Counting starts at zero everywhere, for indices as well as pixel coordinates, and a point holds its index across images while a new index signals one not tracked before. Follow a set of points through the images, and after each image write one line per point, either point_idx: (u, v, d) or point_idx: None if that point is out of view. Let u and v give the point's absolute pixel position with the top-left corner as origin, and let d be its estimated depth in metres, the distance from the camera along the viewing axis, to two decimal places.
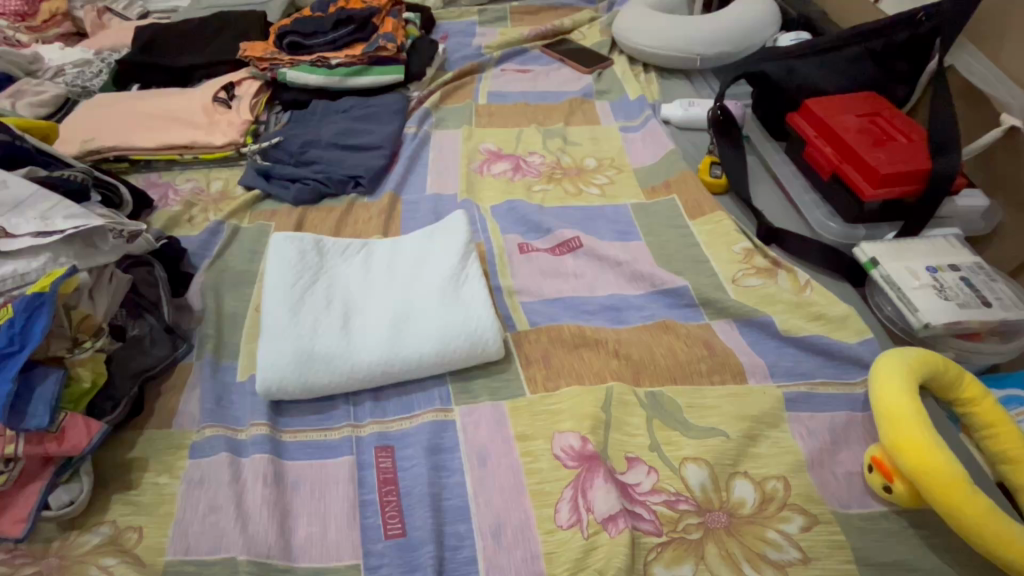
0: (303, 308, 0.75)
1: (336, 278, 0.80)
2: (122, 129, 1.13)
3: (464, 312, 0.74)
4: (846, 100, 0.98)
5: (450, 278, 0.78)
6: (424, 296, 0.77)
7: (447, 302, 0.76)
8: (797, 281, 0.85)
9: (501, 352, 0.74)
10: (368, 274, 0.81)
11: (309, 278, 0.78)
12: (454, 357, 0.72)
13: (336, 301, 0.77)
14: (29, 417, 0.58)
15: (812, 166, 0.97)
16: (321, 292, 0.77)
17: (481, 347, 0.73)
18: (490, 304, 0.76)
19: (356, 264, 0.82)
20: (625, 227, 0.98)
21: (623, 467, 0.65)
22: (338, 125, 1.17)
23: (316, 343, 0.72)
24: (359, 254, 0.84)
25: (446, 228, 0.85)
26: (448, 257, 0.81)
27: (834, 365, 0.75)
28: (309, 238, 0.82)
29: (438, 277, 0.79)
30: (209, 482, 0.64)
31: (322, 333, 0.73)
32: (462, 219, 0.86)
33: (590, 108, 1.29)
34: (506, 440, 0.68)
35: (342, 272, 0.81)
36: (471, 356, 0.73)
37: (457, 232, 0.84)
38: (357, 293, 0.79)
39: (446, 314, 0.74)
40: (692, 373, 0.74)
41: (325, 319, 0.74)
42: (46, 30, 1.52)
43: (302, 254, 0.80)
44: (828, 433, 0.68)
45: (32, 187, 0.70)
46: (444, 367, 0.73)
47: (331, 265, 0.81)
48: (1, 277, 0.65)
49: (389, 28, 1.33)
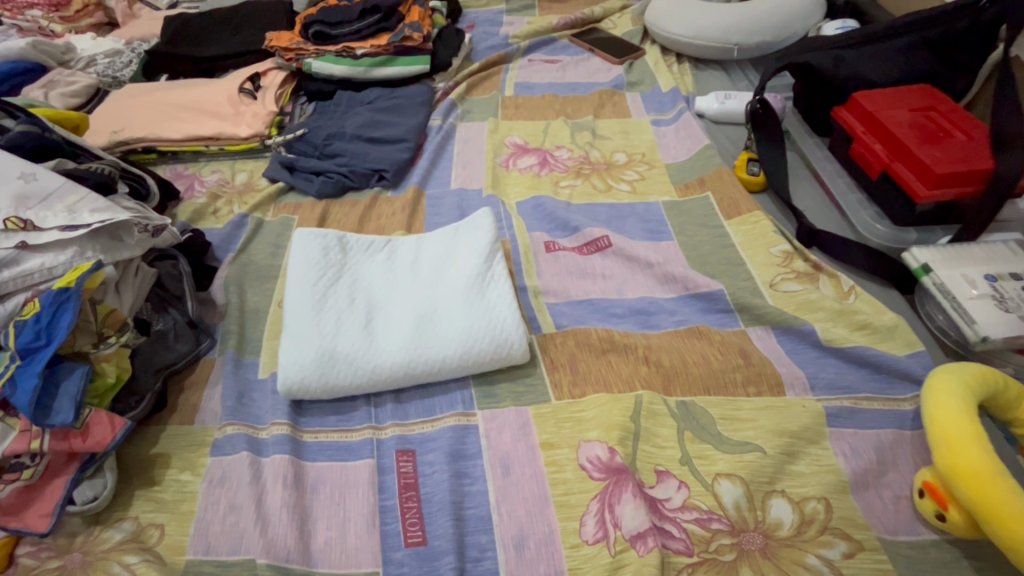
0: (325, 307, 0.73)
1: (359, 276, 0.78)
2: (149, 119, 1.13)
3: (489, 313, 0.72)
4: (897, 94, 0.92)
5: (475, 278, 0.76)
6: (448, 296, 0.75)
7: (472, 302, 0.73)
8: (840, 287, 0.80)
9: (526, 356, 0.71)
10: (391, 272, 0.80)
11: (331, 275, 0.77)
12: (477, 361, 0.70)
13: (358, 299, 0.75)
14: (55, 412, 0.57)
15: (859, 164, 0.91)
16: (343, 290, 0.76)
17: (506, 350, 0.71)
18: (516, 306, 0.74)
19: (379, 262, 0.81)
20: (655, 226, 0.94)
21: (652, 480, 0.63)
22: (363, 116, 1.15)
23: (337, 342, 0.70)
24: (383, 251, 0.82)
25: (471, 225, 0.83)
26: (473, 255, 0.78)
27: (881, 378, 0.70)
28: (332, 235, 0.81)
29: (463, 277, 0.76)
30: (229, 481, 0.64)
31: (344, 333, 0.71)
32: (487, 216, 0.83)
33: (620, 100, 1.25)
34: (530, 448, 0.66)
35: (364, 270, 0.79)
36: (495, 359, 0.71)
37: (483, 229, 0.81)
38: (380, 291, 0.77)
39: (471, 316, 0.72)
40: (725, 383, 0.70)
41: (347, 318, 0.73)
42: (79, 20, 1.53)
43: (325, 251, 0.79)
44: (873, 453, 0.63)
45: (60, 180, 0.70)
46: (468, 370, 0.71)
47: (354, 262, 0.80)
48: (28, 271, 0.63)
49: (415, 17, 1.30)
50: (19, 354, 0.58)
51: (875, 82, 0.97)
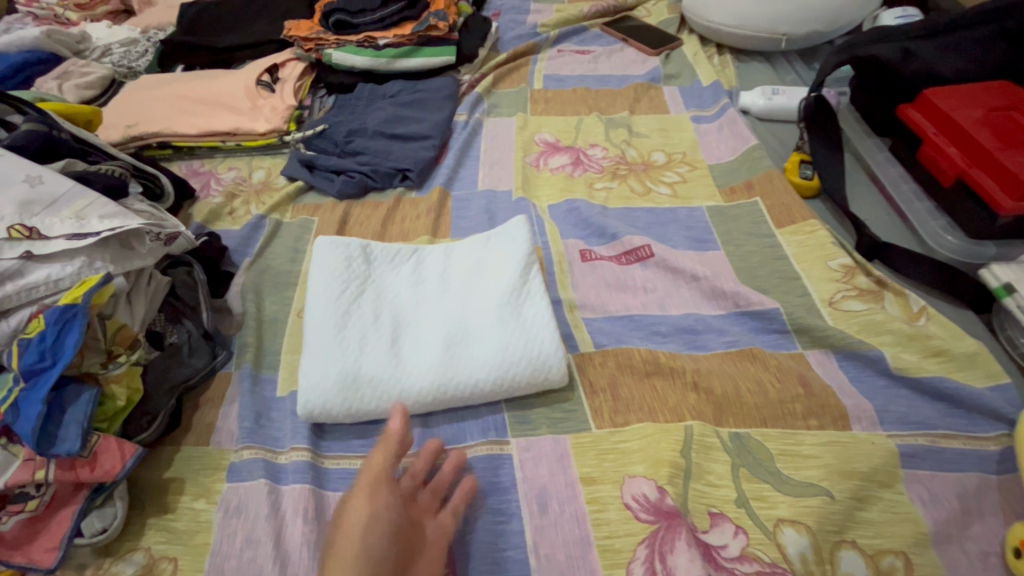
0: (348, 323, 0.68)
1: (384, 289, 0.73)
2: (165, 113, 1.08)
3: (525, 334, 0.66)
4: (974, 92, 0.83)
5: (510, 293, 0.70)
6: (480, 314, 0.69)
7: (506, 321, 0.67)
8: (909, 307, 0.73)
9: (565, 380, 0.66)
10: (418, 285, 0.74)
11: (355, 288, 0.72)
12: (512, 385, 0.65)
13: (384, 314, 0.70)
14: (60, 441, 0.53)
15: (928, 169, 0.83)
16: (367, 304, 0.70)
17: (544, 375, 0.65)
18: (554, 325, 0.68)
19: (405, 274, 0.75)
20: (699, 234, 0.87)
21: (706, 524, 0.57)
22: (386, 111, 1.09)
23: (362, 363, 0.65)
24: (409, 262, 0.76)
25: (503, 234, 0.77)
26: (507, 268, 0.73)
27: (961, 414, 0.63)
28: (355, 243, 0.75)
29: (496, 291, 0.70)
30: (246, 511, 0.60)
31: (368, 353, 0.66)
32: (521, 224, 0.76)
33: (657, 94, 1.17)
34: (570, 482, 0.61)
35: (390, 283, 0.74)
36: (533, 384, 0.65)
37: (517, 239, 0.75)
38: (406, 306, 0.72)
39: (505, 336, 0.66)
40: (784, 414, 0.64)
41: (372, 336, 0.67)
42: (94, 7, 1.49)
43: (348, 262, 0.73)
44: (955, 501, 0.57)
45: (67, 184, 0.65)
46: (502, 395, 0.66)
47: (378, 274, 0.74)
48: (33, 283, 0.59)
49: (441, 5, 1.23)
50: (23, 376, 0.53)
51: (947, 78, 0.88)
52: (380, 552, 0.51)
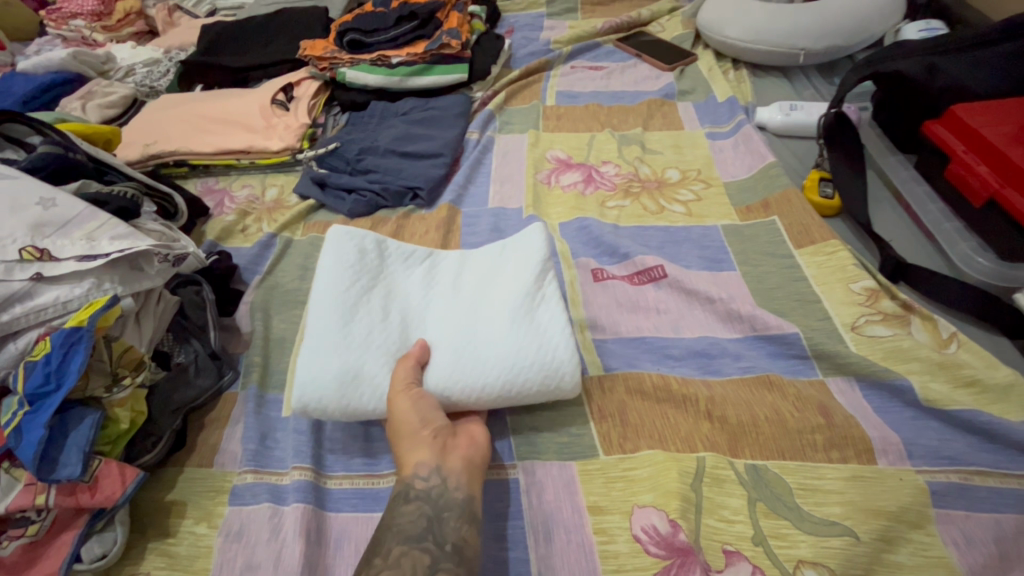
0: (355, 318, 0.66)
1: (394, 288, 0.71)
2: (182, 132, 1.10)
3: (539, 338, 0.63)
4: (1006, 106, 0.80)
5: (523, 297, 0.66)
6: (494, 317, 0.66)
7: (519, 323, 0.64)
8: (938, 334, 0.69)
9: (577, 391, 0.63)
10: (430, 289, 0.72)
11: (365, 281, 0.69)
12: (522, 393, 0.62)
13: (392, 312, 0.68)
14: (61, 466, 0.53)
15: (958, 188, 0.80)
16: (377, 301, 0.68)
17: (556, 384, 0.62)
18: (569, 330, 0.65)
19: (418, 276, 0.73)
20: (714, 253, 0.85)
21: (721, 563, 0.54)
22: (397, 129, 1.09)
23: (364, 360, 0.63)
24: (423, 264, 0.74)
25: (521, 238, 0.73)
26: (522, 271, 0.69)
27: (997, 449, 0.59)
28: (370, 238, 0.73)
29: (510, 294, 0.67)
30: (248, 536, 0.59)
31: (374, 351, 0.64)
32: (539, 228, 0.73)
33: (671, 110, 1.16)
34: (577, 512, 0.58)
35: (401, 282, 0.72)
36: (543, 391, 0.62)
37: (534, 241, 0.72)
38: (417, 308, 0.70)
39: (517, 340, 0.63)
40: (803, 446, 0.61)
41: (378, 334, 0.65)
42: (120, 29, 1.55)
43: (361, 255, 0.70)
44: (991, 545, 0.53)
45: (79, 206, 0.66)
46: (511, 401, 0.63)
47: (390, 272, 0.72)
48: (41, 305, 0.59)
49: (454, 24, 1.24)
50: (28, 399, 0.53)
51: (975, 94, 0.85)
52: (433, 421, 0.58)
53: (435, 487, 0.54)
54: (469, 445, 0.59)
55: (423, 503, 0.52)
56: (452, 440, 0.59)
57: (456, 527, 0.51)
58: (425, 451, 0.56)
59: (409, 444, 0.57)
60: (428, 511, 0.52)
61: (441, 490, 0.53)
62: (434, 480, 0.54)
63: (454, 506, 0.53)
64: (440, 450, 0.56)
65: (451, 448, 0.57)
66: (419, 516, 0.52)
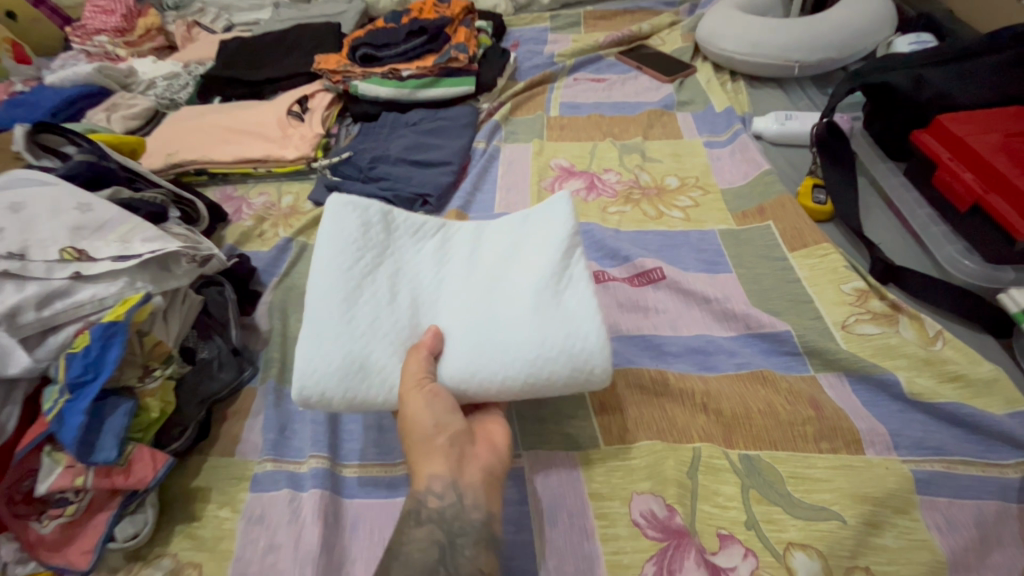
0: (359, 300, 0.61)
1: (402, 264, 0.65)
2: (202, 142, 1.15)
3: (565, 326, 0.57)
4: (989, 117, 0.84)
5: (548, 278, 0.60)
6: (514, 301, 0.60)
7: (543, 309, 0.59)
8: (924, 332, 0.73)
9: (607, 380, 0.59)
10: (442, 265, 0.66)
11: (370, 258, 0.63)
12: (546, 384, 0.58)
13: (401, 293, 0.63)
14: (98, 449, 0.57)
15: (944, 194, 0.83)
16: (382, 280, 0.63)
17: (584, 375, 0.58)
18: (599, 314, 0.58)
19: (428, 251, 0.67)
20: (711, 256, 0.88)
21: (714, 545, 0.57)
22: (408, 139, 1.14)
23: (371, 349, 0.59)
24: (435, 237, 0.68)
25: (543, 208, 0.66)
26: (545, 247, 0.62)
27: (979, 440, 0.62)
28: (374, 207, 0.66)
29: (532, 275, 0.61)
30: (268, 519, 0.62)
31: (381, 339, 0.60)
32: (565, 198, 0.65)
33: (670, 120, 1.20)
34: (579, 497, 0.62)
35: (410, 257, 0.66)
36: (571, 385, 0.58)
37: (560, 214, 0.64)
38: (429, 288, 0.65)
39: (539, 327, 0.58)
40: (794, 437, 0.64)
41: (385, 320, 0.61)
42: (141, 44, 1.62)
43: (365, 228, 0.64)
44: (972, 528, 0.56)
45: (113, 210, 0.70)
46: (534, 392, 0.59)
47: (398, 246, 0.66)
48: (79, 302, 0.63)
49: (461, 38, 1.30)
50: (68, 387, 0.58)
51: (961, 104, 0.89)
52: (447, 427, 0.55)
53: (449, 506, 0.51)
54: (489, 453, 0.57)
55: (435, 527, 0.50)
56: (469, 448, 0.56)
57: (471, 556, 0.49)
58: (440, 463, 0.53)
59: (422, 453, 0.54)
60: (440, 537, 0.50)
61: (456, 510, 0.51)
62: (448, 498, 0.51)
63: (469, 532, 0.50)
64: (456, 463, 0.54)
65: (467, 458, 0.55)
66: (431, 543, 0.49)
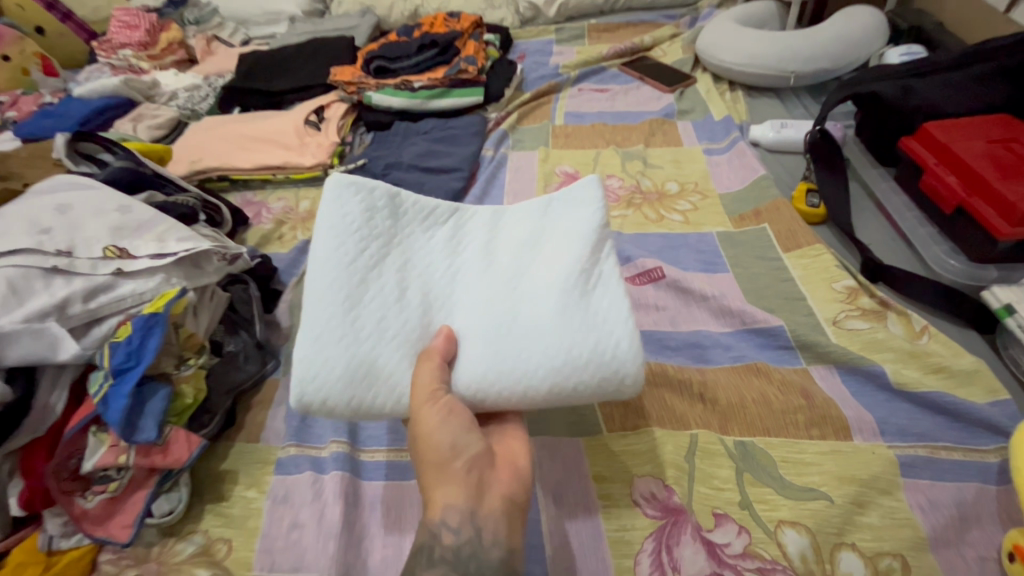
0: (364, 297, 0.57)
1: (411, 255, 0.61)
2: (224, 150, 1.21)
3: (593, 330, 0.55)
4: (973, 124, 0.88)
5: (576, 279, 0.58)
6: (538, 302, 0.58)
7: (571, 311, 0.56)
8: (911, 327, 0.77)
9: (638, 391, 0.57)
10: (455, 257, 0.63)
11: (376, 248, 0.59)
12: (570, 393, 0.56)
13: (410, 288, 0.60)
14: (140, 430, 0.61)
15: (930, 197, 0.87)
16: (389, 273, 0.59)
17: (615, 385, 0.56)
18: (629, 317, 0.57)
19: (440, 241, 0.63)
20: (709, 257, 0.93)
21: (710, 523, 0.61)
22: (419, 147, 1.20)
23: (378, 352, 0.56)
24: (447, 225, 0.64)
25: (569, 199, 0.63)
26: (571, 245, 0.60)
27: (961, 427, 0.66)
28: (381, 189, 0.61)
29: (556, 274, 0.59)
30: (293, 499, 0.67)
31: (388, 340, 0.57)
32: (595, 189, 0.62)
33: (671, 129, 1.25)
34: (583, 479, 0.66)
35: (419, 247, 0.62)
36: (598, 393, 0.56)
37: (588, 210, 0.62)
38: (440, 283, 0.61)
39: (564, 331, 0.56)
40: (786, 424, 0.68)
41: (393, 320, 0.58)
42: (163, 58, 1.69)
43: (370, 213, 0.60)
44: (952, 507, 0.60)
45: (150, 212, 0.75)
46: (555, 401, 0.56)
47: (406, 235, 0.62)
48: (121, 296, 0.68)
49: (471, 51, 1.36)
50: (113, 373, 0.62)
51: (947, 112, 0.93)
52: (464, 450, 0.52)
53: (465, 543, 0.48)
54: (512, 479, 0.53)
55: (449, 568, 0.47)
56: (490, 473, 0.52)
57: None
58: (456, 491, 0.50)
59: (438, 478, 0.50)
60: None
61: (472, 548, 0.47)
62: (465, 532, 0.48)
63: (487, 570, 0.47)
64: (474, 492, 0.50)
65: (489, 485, 0.51)
66: None
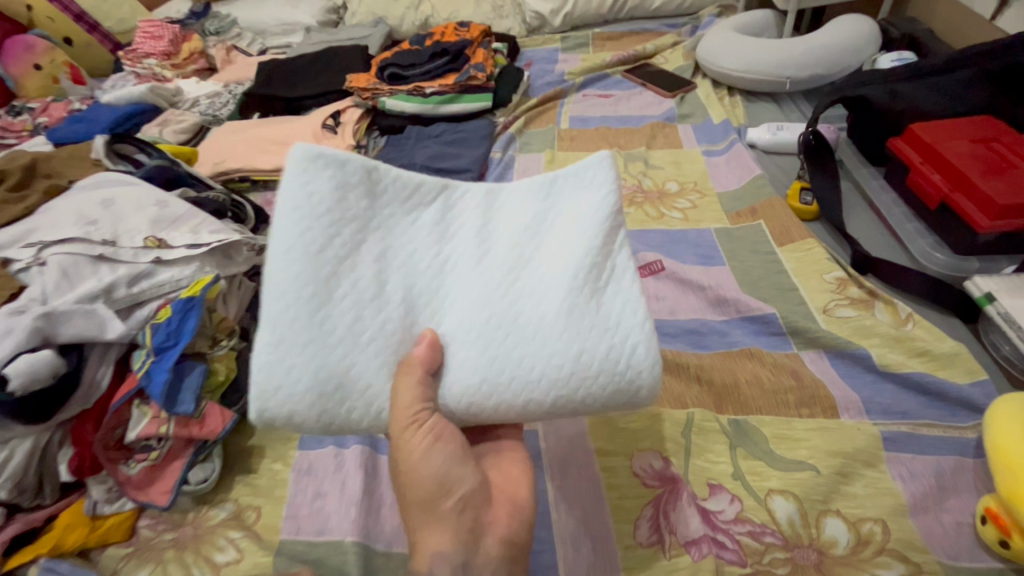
0: (335, 296, 0.51)
1: (392, 242, 0.55)
2: (247, 153, 1.28)
3: (602, 334, 0.52)
4: (957, 125, 0.93)
5: (585, 276, 0.54)
6: (541, 302, 0.54)
7: (579, 313, 0.53)
8: (897, 315, 0.81)
9: (651, 403, 0.55)
10: (441, 244, 0.56)
11: (349, 236, 0.53)
12: (577, 401, 0.53)
13: (389, 283, 0.53)
14: (180, 402, 0.68)
15: (917, 194, 0.92)
16: (366, 267, 0.53)
17: (629, 392, 0.54)
18: (643, 318, 0.54)
19: (424, 225, 0.56)
20: (707, 252, 0.98)
21: (705, 493, 0.65)
22: (431, 149, 1.26)
23: (353, 360, 0.51)
24: (433, 206, 0.57)
25: (576, 179, 0.58)
26: (579, 237, 0.55)
27: (942, 405, 0.70)
28: (354, 163, 0.53)
29: (563, 271, 0.54)
30: (316, 471, 0.72)
31: (365, 346, 0.52)
32: (607, 171, 0.57)
33: (672, 132, 1.30)
34: (586, 453, 0.70)
35: (400, 232, 0.55)
36: (609, 399, 0.53)
37: (594, 196, 0.56)
38: (426, 276, 0.55)
39: (572, 336, 0.52)
40: (778, 403, 0.73)
41: (371, 322, 0.52)
42: (185, 67, 1.77)
43: (342, 194, 0.52)
44: (931, 478, 0.64)
45: (185, 206, 0.82)
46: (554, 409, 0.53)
47: (386, 218, 0.55)
48: (160, 282, 0.74)
49: (480, 58, 1.42)
50: (154, 351, 0.68)
51: (934, 115, 0.98)
52: (454, 490, 0.50)
53: None
54: (507, 519, 0.52)
55: None
56: (485, 512, 0.52)
57: None
58: (446, 538, 0.48)
59: (429, 519, 0.49)
60: None
61: None
62: None
63: None
64: (466, 540, 0.49)
65: (484, 528, 0.50)
66: None
